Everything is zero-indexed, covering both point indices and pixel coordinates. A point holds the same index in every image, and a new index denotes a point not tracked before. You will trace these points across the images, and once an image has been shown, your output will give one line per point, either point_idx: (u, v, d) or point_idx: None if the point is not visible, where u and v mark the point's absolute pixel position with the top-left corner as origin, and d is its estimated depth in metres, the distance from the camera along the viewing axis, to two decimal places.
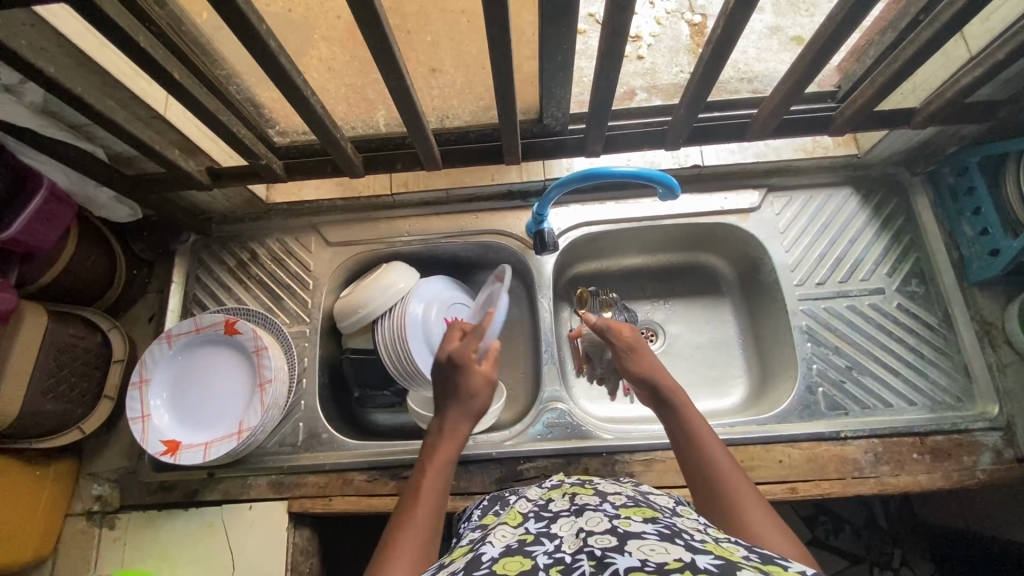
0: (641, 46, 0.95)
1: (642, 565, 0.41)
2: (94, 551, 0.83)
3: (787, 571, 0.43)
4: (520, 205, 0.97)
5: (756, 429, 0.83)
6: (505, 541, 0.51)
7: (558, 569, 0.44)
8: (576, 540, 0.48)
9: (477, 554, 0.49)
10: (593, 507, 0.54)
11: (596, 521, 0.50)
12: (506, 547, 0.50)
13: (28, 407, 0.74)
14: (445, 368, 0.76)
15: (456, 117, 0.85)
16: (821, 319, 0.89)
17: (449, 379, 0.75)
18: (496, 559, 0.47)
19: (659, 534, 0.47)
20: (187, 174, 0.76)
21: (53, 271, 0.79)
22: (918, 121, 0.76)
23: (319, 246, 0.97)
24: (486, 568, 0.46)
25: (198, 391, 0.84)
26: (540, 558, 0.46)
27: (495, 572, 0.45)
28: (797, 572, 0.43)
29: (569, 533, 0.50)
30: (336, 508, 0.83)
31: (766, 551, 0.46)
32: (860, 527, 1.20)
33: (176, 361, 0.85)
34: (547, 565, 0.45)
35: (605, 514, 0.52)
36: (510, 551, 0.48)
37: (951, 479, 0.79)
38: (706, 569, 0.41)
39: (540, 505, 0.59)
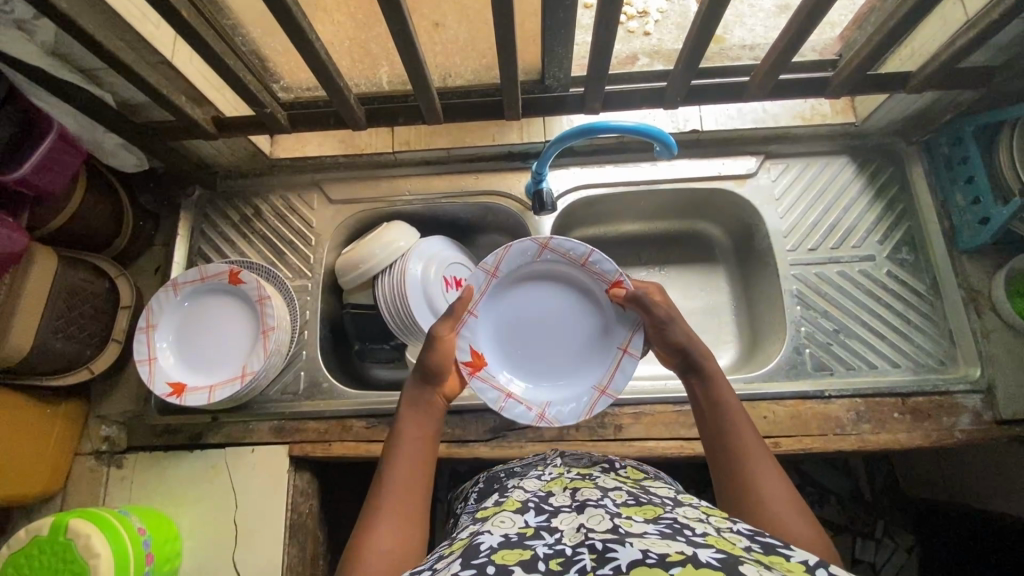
0: (647, 22, 0.90)
1: (645, 557, 0.43)
2: (103, 488, 0.87)
3: (789, 561, 0.44)
4: (520, 167, 0.98)
5: (742, 386, 0.85)
6: (504, 531, 0.54)
7: (558, 562, 0.46)
8: (576, 534, 0.50)
9: (475, 543, 0.51)
10: (593, 503, 0.56)
11: (598, 519, 0.52)
12: (506, 538, 0.52)
13: (39, 345, 0.76)
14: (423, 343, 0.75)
15: (458, 77, 0.87)
16: (812, 283, 0.91)
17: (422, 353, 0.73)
18: (495, 550, 0.49)
19: (660, 533, 0.49)
20: (194, 123, 0.78)
21: (63, 216, 0.81)
22: (914, 85, 0.77)
23: (321, 204, 0.99)
24: (485, 556, 0.48)
25: (200, 351, 0.86)
26: (540, 549, 0.49)
27: (493, 561, 0.47)
28: (799, 561, 0.44)
29: (569, 528, 0.53)
30: (335, 452, 0.86)
31: (767, 540, 0.48)
32: (845, 499, 1.23)
33: (177, 322, 0.87)
34: (547, 556, 0.47)
35: (606, 511, 0.54)
36: (509, 543, 0.51)
37: (930, 438, 0.81)
38: (708, 562, 0.42)
39: (541, 497, 0.62)
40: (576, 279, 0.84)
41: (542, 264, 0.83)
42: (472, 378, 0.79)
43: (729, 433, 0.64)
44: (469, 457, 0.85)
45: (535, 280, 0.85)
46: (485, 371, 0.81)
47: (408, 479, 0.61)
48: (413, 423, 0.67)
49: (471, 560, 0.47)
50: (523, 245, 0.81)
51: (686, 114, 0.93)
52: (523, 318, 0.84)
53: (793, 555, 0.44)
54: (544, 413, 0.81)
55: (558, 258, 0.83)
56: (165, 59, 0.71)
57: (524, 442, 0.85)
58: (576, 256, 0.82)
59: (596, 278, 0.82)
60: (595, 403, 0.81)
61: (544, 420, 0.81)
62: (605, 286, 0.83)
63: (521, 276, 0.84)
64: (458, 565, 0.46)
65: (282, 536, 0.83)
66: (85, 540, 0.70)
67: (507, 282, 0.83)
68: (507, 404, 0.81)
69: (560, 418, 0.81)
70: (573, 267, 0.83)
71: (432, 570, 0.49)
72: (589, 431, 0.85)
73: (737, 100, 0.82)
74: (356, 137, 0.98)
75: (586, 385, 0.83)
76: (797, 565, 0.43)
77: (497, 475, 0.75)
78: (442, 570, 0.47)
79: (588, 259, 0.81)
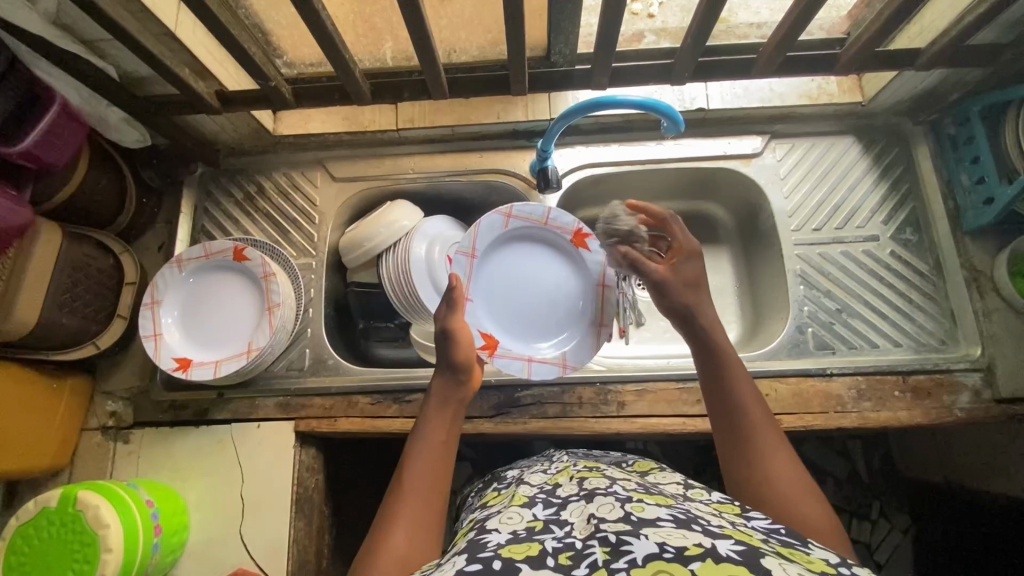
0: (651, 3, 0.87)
1: (662, 550, 0.45)
2: (110, 463, 0.88)
3: (811, 558, 0.48)
4: (524, 145, 0.97)
5: (744, 364, 0.86)
6: (512, 527, 0.55)
7: (569, 556, 0.47)
8: (587, 526, 0.51)
9: (483, 538, 0.53)
10: (603, 491, 0.57)
11: (609, 508, 0.53)
12: (514, 534, 0.53)
13: (45, 319, 0.76)
14: (439, 338, 0.76)
15: (464, 52, 0.86)
16: (815, 264, 0.91)
17: (444, 350, 0.75)
18: (503, 544, 0.51)
19: (674, 520, 0.50)
20: (198, 96, 0.77)
21: (67, 191, 0.81)
22: (922, 62, 0.76)
23: (325, 181, 0.98)
24: (492, 551, 0.49)
25: (212, 336, 0.86)
26: (549, 543, 0.50)
27: (501, 554, 0.49)
28: (821, 557, 0.48)
29: (578, 519, 0.54)
30: (340, 428, 0.86)
31: (784, 536, 0.51)
32: (842, 480, 1.25)
33: (192, 307, 0.87)
34: (556, 551, 0.48)
35: (616, 499, 0.55)
36: (519, 537, 0.52)
37: (930, 415, 0.82)
38: (728, 555, 0.44)
39: (548, 490, 0.63)
40: (542, 237, 0.90)
41: (509, 231, 0.89)
42: (493, 358, 0.84)
43: (747, 429, 0.63)
44: (474, 433, 0.86)
45: (506, 249, 0.90)
46: (501, 348, 0.86)
47: (430, 480, 0.63)
48: (436, 426, 0.69)
49: (478, 554, 0.49)
50: (487, 219, 0.86)
51: (691, 92, 0.93)
52: (510, 285, 0.89)
53: (814, 551, 0.48)
54: (563, 361, 0.87)
55: (525, 222, 0.88)
56: (168, 30, 0.70)
57: (528, 418, 0.86)
58: (537, 217, 0.88)
59: (559, 232, 0.89)
60: (602, 337, 0.88)
61: (568, 368, 0.86)
62: (568, 237, 0.90)
63: (495, 248, 0.89)
64: (465, 560, 0.48)
65: (288, 510, 0.84)
66: (94, 512, 0.70)
67: (484, 258, 0.88)
68: (532, 370, 0.85)
69: (578, 360, 0.87)
70: (537, 227, 0.89)
71: (434, 564, 0.52)
72: (592, 407, 0.86)
73: (744, 77, 0.81)
74: (360, 114, 0.98)
75: (589, 329, 0.89)
76: (820, 562, 0.47)
77: (502, 475, 0.78)
78: (450, 564, 0.49)
79: (549, 217, 0.88)
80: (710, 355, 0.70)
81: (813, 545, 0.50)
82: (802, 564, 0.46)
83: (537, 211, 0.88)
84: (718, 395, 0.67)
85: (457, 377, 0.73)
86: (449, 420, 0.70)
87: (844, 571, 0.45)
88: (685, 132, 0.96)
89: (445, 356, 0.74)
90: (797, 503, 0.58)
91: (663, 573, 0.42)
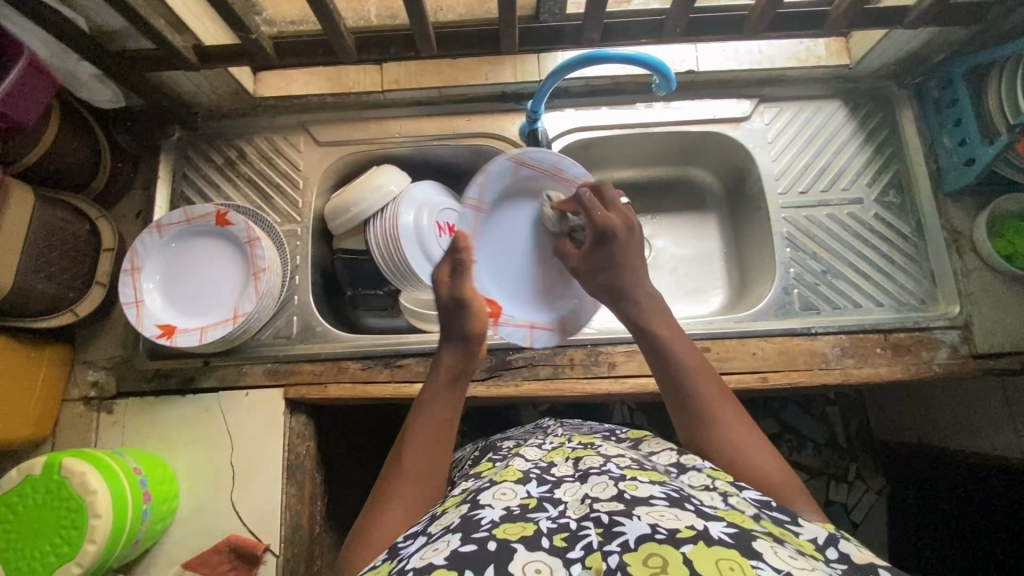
0: None
1: (654, 532, 0.45)
2: (93, 433, 0.86)
3: (799, 538, 0.49)
4: (513, 109, 0.96)
5: (731, 324, 0.87)
6: (505, 503, 0.55)
7: (564, 538, 0.48)
8: (582, 506, 0.52)
9: (475, 515, 0.52)
10: (597, 471, 0.58)
11: (602, 487, 0.54)
12: (507, 511, 0.53)
13: (19, 284, 0.74)
14: (447, 308, 0.74)
15: (450, 10, 0.85)
16: (801, 226, 0.92)
17: (452, 319, 0.74)
18: (497, 522, 0.51)
19: (668, 499, 0.51)
20: (173, 49, 0.74)
21: (39, 150, 0.78)
22: (910, 20, 0.77)
23: (308, 146, 0.96)
24: (486, 530, 0.50)
25: (197, 312, 0.84)
26: (544, 523, 0.51)
27: (496, 534, 0.49)
28: (808, 539, 0.49)
29: (572, 499, 0.55)
30: (330, 394, 0.86)
31: (774, 514, 0.52)
32: (821, 445, 1.29)
33: (170, 283, 0.84)
34: (550, 531, 0.49)
35: (610, 477, 0.56)
36: (512, 515, 0.52)
37: (909, 371, 0.84)
38: (721, 538, 0.45)
39: (543, 466, 0.64)
40: (551, 189, 0.89)
41: (518, 182, 0.87)
42: (499, 328, 0.85)
43: (705, 410, 0.64)
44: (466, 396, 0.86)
45: (516, 200, 0.89)
46: (506, 315, 0.86)
47: (427, 457, 0.65)
48: (438, 405, 0.69)
49: (472, 532, 0.49)
50: (497, 167, 0.85)
51: (680, 54, 0.93)
52: (515, 242, 0.90)
53: (802, 532, 0.50)
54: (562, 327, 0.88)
55: (531, 174, 0.87)
56: None
57: (519, 380, 0.86)
58: (545, 167, 0.86)
59: (567, 184, 0.88)
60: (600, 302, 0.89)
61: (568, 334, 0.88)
62: (575, 191, 0.88)
63: (502, 200, 0.88)
64: (458, 540, 0.48)
65: (279, 477, 0.83)
66: (81, 478, 0.68)
67: (493, 210, 0.87)
68: (533, 338, 0.87)
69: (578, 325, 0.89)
70: (547, 177, 0.88)
71: (428, 536, 0.53)
72: (583, 368, 0.87)
73: (735, 35, 0.81)
74: (343, 75, 0.94)
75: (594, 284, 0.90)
76: (808, 543, 0.48)
77: (497, 445, 0.78)
78: (443, 541, 0.49)
79: (560, 167, 0.86)
80: (656, 345, 0.69)
81: (802, 520, 0.52)
82: (792, 545, 0.47)
83: (545, 157, 0.85)
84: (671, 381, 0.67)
85: (469, 348, 0.73)
86: (451, 399, 0.70)
87: (832, 555, 0.47)
88: (675, 95, 0.95)
89: (456, 325, 0.73)
90: (756, 461, 0.60)
91: (655, 556, 0.43)
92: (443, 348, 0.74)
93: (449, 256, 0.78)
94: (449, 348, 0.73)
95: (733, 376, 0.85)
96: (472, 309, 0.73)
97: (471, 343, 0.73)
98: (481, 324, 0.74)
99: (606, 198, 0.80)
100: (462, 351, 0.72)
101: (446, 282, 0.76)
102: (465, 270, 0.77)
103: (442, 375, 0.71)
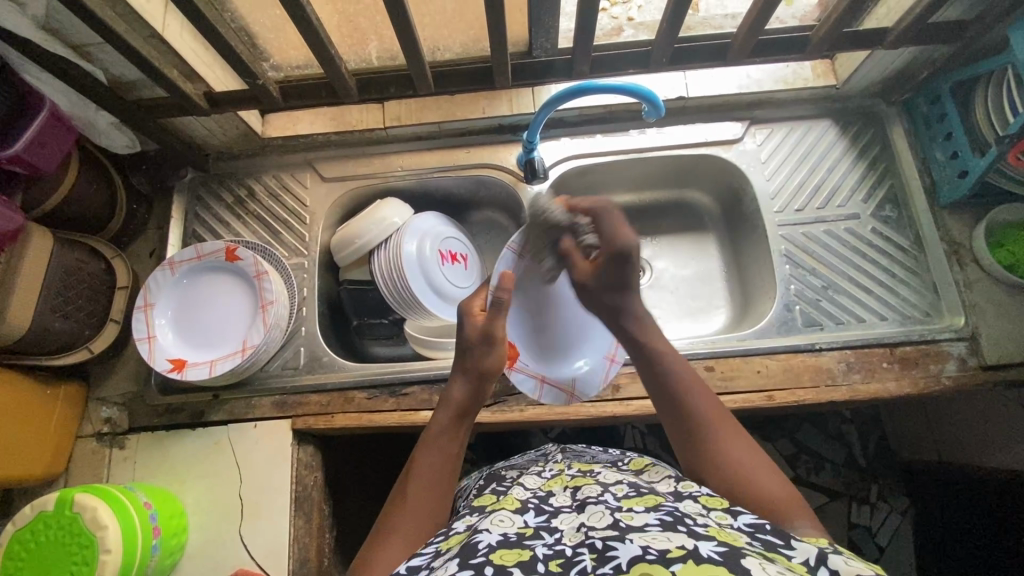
0: (630, 6, 0.90)
1: (645, 553, 0.45)
2: (106, 469, 0.87)
3: (789, 560, 0.47)
4: (509, 139, 0.99)
5: (735, 343, 0.87)
6: (503, 530, 0.55)
7: (558, 563, 0.48)
8: (576, 534, 0.52)
9: (474, 540, 0.53)
10: (593, 501, 0.58)
11: (598, 517, 0.54)
12: (505, 537, 0.54)
13: (38, 323, 0.77)
14: (476, 342, 0.75)
15: (447, 50, 0.88)
16: (799, 243, 0.93)
17: (472, 354, 0.75)
18: (494, 548, 0.51)
19: (661, 525, 0.50)
20: (185, 96, 0.78)
21: (57, 197, 0.82)
22: (891, 41, 0.80)
23: (315, 182, 0.99)
24: (483, 556, 0.50)
25: (202, 344, 0.86)
26: (540, 549, 0.51)
27: (491, 560, 0.49)
28: (799, 560, 0.47)
29: (569, 527, 0.55)
30: (338, 424, 0.86)
31: (768, 539, 0.50)
32: (840, 465, 1.25)
33: (178, 318, 0.87)
34: (546, 557, 0.49)
35: (607, 507, 0.56)
36: (509, 542, 0.53)
37: (918, 385, 0.84)
38: (711, 556, 0.44)
39: (541, 497, 0.63)
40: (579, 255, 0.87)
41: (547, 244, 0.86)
42: (512, 372, 0.86)
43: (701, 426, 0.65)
44: None
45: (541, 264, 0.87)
46: (521, 362, 0.86)
47: (425, 487, 0.65)
48: (445, 438, 0.70)
49: (469, 558, 0.50)
50: (522, 241, 0.84)
51: (670, 82, 0.96)
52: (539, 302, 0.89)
53: (795, 555, 0.47)
54: (573, 389, 0.87)
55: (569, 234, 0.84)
56: (155, 31, 0.71)
57: (524, 406, 0.87)
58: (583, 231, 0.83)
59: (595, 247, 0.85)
60: (611, 371, 0.87)
61: (577, 397, 0.87)
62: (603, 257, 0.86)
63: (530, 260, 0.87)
64: (456, 565, 0.49)
65: (288, 509, 0.83)
66: (91, 514, 0.69)
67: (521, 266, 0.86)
68: (543, 391, 0.86)
69: (589, 390, 0.87)
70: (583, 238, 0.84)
71: (428, 569, 0.52)
72: (587, 391, 0.87)
73: (719, 62, 0.84)
74: (347, 114, 0.99)
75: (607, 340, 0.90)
76: (800, 566, 0.46)
77: (501, 474, 0.76)
78: (441, 568, 0.50)
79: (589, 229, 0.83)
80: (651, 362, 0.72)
81: (796, 543, 0.49)
82: (781, 564, 0.45)
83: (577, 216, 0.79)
84: (677, 417, 0.67)
85: (481, 383, 0.74)
86: (458, 434, 0.71)
87: None
88: (668, 120, 0.98)
89: (474, 362, 0.75)
90: (760, 483, 0.60)
91: None
92: (454, 382, 0.75)
93: (486, 293, 0.79)
94: (460, 382, 0.74)
95: (738, 396, 0.84)
96: (495, 346, 0.75)
97: (484, 380, 0.75)
98: (499, 362, 0.76)
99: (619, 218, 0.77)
100: (474, 387, 0.74)
101: (478, 318, 0.78)
102: (503, 309, 0.76)
103: (451, 409, 0.72)
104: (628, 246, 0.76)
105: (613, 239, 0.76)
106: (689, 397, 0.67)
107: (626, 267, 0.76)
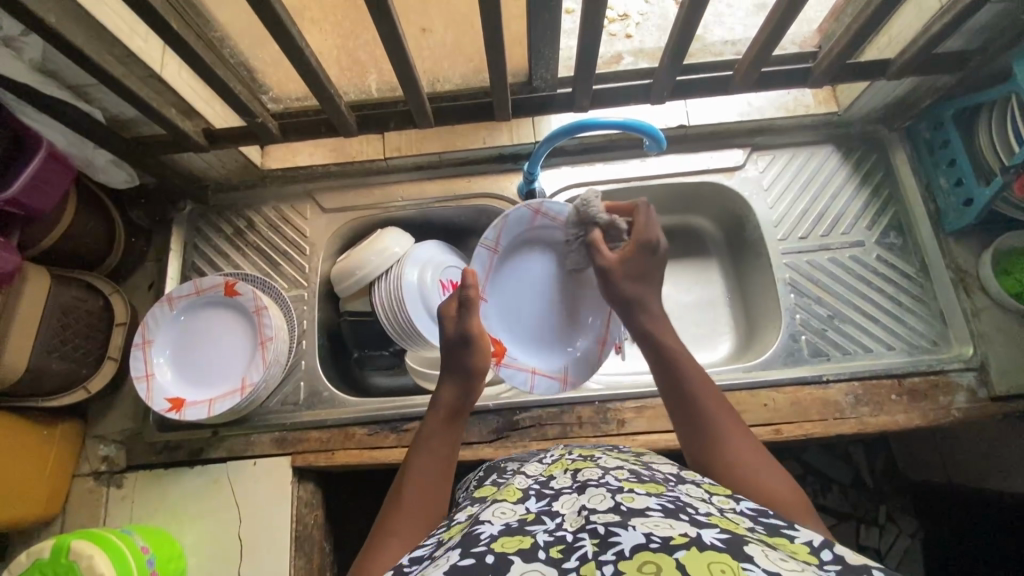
0: (629, 24, 0.90)
1: (648, 540, 0.41)
2: (103, 509, 0.85)
3: (793, 542, 0.44)
4: (510, 168, 0.99)
5: (742, 375, 0.86)
6: (504, 519, 0.50)
7: (559, 549, 0.43)
8: (577, 519, 0.47)
9: (474, 532, 0.48)
10: (594, 482, 0.52)
11: (599, 498, 0.48)
12: (506, 525, 0.49)
13: (34, 364, 0.76)
14: (453, 342, 0.73)
15: (447, 81, 0.88)
16: (804, 272, 0.92)
17: (454, 353, 0.72)
18: (495, 537, 0.47)
19: (663, 509, 0.46)
20: (184, 134, 0.78)
21: (54, 235, 0.81)
22: (892, 71, 0.79)
23: (315, 213, 0.99)
24: (483, 545, 0.46)
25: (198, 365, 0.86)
26: (540, 537, 0.46)
27: (494, 549, 0.45)
28: (803, 541, 0.44)
29: (570, 511, 0.49)
30: (338, 461, 0.85)
31: (771, 522, 0.47)
32: (847, 486, 1.22)
33: (174, 328, 0.87)
34: (547, 544, 0.44)
35: (607, 490, 0.50)
36: (511, 530, 0.48)
37: (928, 418, 0.82)
38: (713, 543, 0.40)
39: (542, 482, 0.58)
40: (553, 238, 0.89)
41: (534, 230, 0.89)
42: (500, 367, 0.85)
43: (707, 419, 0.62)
44: (474, 458, 0.85)
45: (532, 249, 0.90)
46: (508, 356, 0.87)
47: (419, 492, 0.62)
48: (436, 442, 0.66)
49: (470, 548, 0.45)
50: (517, 214, 0.86)
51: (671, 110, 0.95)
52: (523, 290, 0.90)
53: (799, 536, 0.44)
54: (564, 378, 0.89)
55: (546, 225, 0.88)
56: (154, 72, 0.71)
57: (528, 441, 0.86)
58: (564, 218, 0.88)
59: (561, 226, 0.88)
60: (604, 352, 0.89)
61: (569, 383, 0.88)
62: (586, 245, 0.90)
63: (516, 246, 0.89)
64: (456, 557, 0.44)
65: (288, 550, 0.82)
66: (88, 562, 0.68)
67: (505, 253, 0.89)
68: (535, 382, 0.87)
69: (580, 374, 0.89)
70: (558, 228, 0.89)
71: (430, 558, 0.48)
72: (592, 427, 0.86)
73: (721, 92, 0.83)
74: (347, 146, 0.99)
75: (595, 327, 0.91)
76: (803, 547, 0.43)
77: (502, 465, 0.72)
78: (441, 558, 0.46)
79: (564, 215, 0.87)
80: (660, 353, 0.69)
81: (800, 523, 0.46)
82: (785, 550, 0.42)
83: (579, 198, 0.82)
84: (681, 408, 0.64)
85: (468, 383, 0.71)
86: (450, 436, 0.67)
87: (824, 557, 0.41)
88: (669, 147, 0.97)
89: (456, 362, 0.72)
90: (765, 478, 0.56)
91: (650, 562, 0.39)
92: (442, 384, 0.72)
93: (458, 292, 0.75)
94: (448, 382, 0.72)
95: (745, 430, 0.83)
96: (477, 346, 0.73)
97: (472, 381, 0.72)
98: (484, 360, 0.73)
99: (644, 208, 0.77)
100: (461, 386, 0.71)
101: (452, 318, 0.74)
102: (472, 307, 0.74)
103: (440, 411, 0.69)
104: (660, 243, 0.76)
105: (644, 228, 0.75)
106: (698, 391, 0.64)
107: (653, 259, 0.75)
